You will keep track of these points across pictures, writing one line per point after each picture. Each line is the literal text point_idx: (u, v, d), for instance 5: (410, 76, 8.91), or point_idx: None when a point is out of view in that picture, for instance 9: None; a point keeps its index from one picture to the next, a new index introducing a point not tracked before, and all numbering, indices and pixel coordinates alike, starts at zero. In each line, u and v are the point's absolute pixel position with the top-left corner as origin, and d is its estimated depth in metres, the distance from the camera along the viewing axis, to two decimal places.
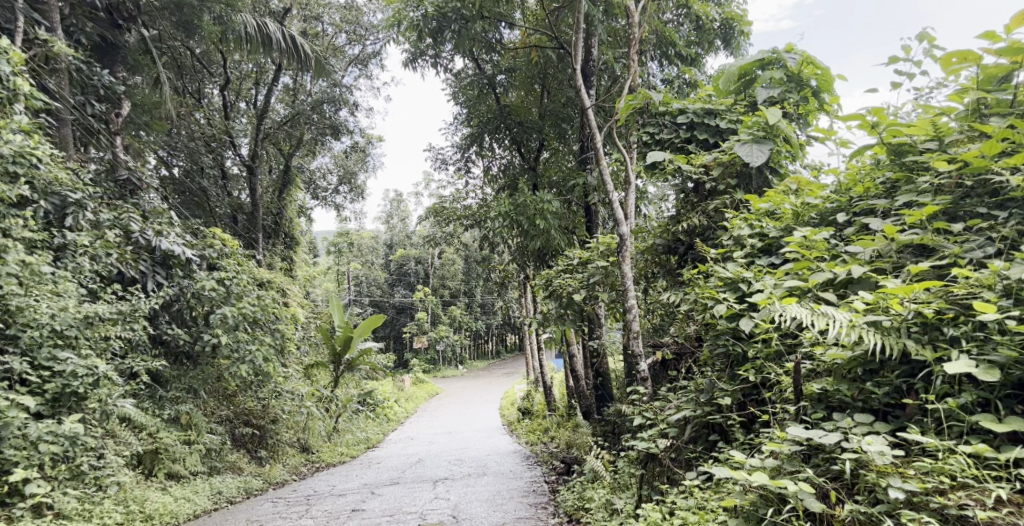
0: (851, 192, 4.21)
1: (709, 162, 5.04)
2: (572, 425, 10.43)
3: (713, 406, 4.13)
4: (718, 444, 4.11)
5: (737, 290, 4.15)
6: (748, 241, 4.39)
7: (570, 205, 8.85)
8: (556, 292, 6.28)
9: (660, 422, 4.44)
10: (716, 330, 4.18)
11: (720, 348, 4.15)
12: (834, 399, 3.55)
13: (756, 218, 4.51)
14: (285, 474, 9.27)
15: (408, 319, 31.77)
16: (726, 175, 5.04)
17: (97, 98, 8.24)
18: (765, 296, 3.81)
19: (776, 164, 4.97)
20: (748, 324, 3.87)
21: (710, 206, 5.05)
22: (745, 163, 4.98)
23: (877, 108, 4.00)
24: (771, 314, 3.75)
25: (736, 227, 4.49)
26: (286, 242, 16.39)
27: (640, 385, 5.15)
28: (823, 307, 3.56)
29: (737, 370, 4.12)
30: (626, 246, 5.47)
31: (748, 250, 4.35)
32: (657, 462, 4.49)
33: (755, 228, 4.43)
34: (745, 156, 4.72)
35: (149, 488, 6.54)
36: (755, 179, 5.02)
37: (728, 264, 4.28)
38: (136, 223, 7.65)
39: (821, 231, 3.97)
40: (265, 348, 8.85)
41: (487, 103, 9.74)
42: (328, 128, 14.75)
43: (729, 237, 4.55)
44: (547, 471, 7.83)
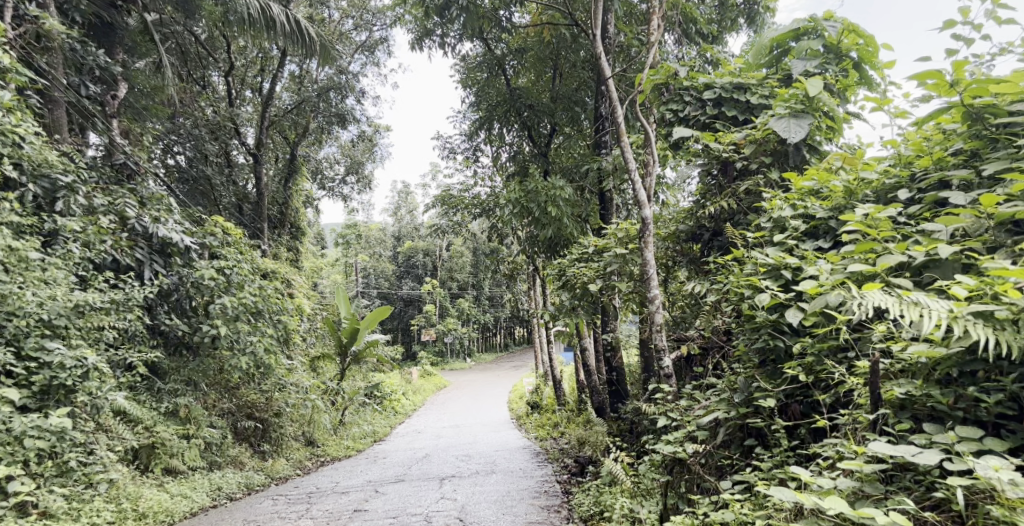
0: (914, 164, 3.73)
1: (740, 141, 4.71)
2: (583, 420, 10.15)
3: (750, 408, 3.80)
4: (756, 449, 3.77)
5: (780, 278, 3.74)
6: (792, 224, 3.98)
7: (583, 192, 8.50)
8: (570, 282, 5.93)
9: (689, 423, 4.10)
10: (755, 322, 3.80)
11: (759, 343, 3.76)
12: (924, 406, 3.10)
13: (799, 198, 4.09)
14: (288, 469, 9.00)
15: (415, 311, 31.53)
16: (759, 153, 4.69)
17: (93, 79, 7.92)
18: (815, 284, 3.45)
19: (815, 140, 4.58)
20: (796, 316, 3.51)
21: (740, 188, 4.71)
22: (781, 140, 4.60)
23: (959, 62, 3.41)
24: (824, 304, 3.39)
25: (776, 208, 4.10)
26: (292, 233, 16.10)
27: (663, 382, 4.79)
28: (914, 295, 3.11)
29: (777, 368, 3.76)
30: (648, 231, 5.09)
31: (789, 232, 3.95)
32: (683, 468, 4.15)
33: (799, 209, 4.02)
34: (782, 132, 4.37)
35: (145, 485, 6.23)
36: (792, 157, 4.59)
37: (767, 249, 3.90)
38: (132, 209, 7.33)
39: (887, 209, 3.50)
40: (267, 340, 8.58)
41: (497, 86, 9.37)
42: (334, 116, 14.47)
43: (768, 219, 4.19)
44: (559, 469, 7.51)
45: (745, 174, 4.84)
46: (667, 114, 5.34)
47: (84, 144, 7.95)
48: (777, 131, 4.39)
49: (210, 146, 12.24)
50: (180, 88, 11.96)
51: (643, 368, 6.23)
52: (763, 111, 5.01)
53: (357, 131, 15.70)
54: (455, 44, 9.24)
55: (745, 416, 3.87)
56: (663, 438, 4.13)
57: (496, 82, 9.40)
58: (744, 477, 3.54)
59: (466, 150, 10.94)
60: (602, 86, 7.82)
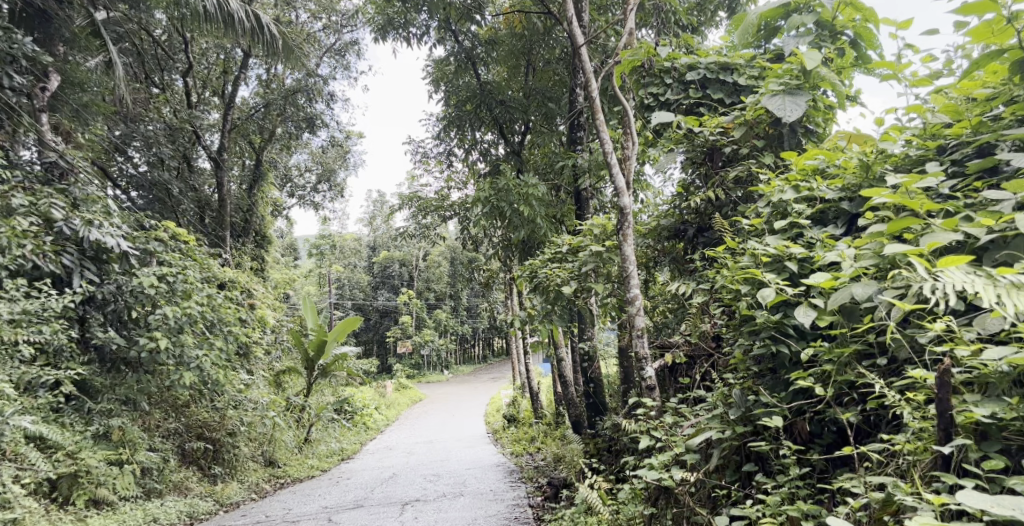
0: (944, 134, 3.24)
1: (727, 124, 4.24)
2: (561, 436, 9.59)
3: (748, 427, 3.28)
4: (756, 476, 3.24)
5: (785, 271, 3.25)
6: (794, 208, 3.48)
7: (559, 192, 7.97)
8: (542, 285, 5.37)
9: (678, 444, 3.55)
10: (754, 325, 3.28)
11: (760, 350, 3.24)
12: (1012, 429, 2.52)
13: (802, 178, 3.60)
14: (241, 494, 8.29)
15: (392, 323, 30.64)
16: (749, 137, 4.19)
17: (21, 70, 7.17)
18: (828, 277, 2.99)
19: (813, 120, 4.10)
20: (808, 314, 3.01)
21: (728, 174, 4.21)
22: (774, 120, 4.11)
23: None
24: (847, 297, 2.92)
25: (776, 191, 3.58)
26: (258, 241, 15.33)
27: (645, 396, 4.24)
28: (1012, 277, 2.59)
29: (780, 378, 3.25)
30: (628, 225, 4.55)
31: (790, 219, 3.44)
32: (670, 497, 3.61)
33: (802, 191, 3.52)
34: (776, 110, 3.87)
35: (59, 520, 5.64)
36: (787, 140, 4.13)
37: (767, 237, 3.40)
38: (59, 211, 6.60)
39: (926, 179, 2.98)
40: (216, 354, 7.89)
41: (467, 81, 8.80)
42: (303, 121, 13.61)
43: (766, 205, 3.66)
44: (532, 491, 6.90)
45: (735, 160, 4.34)
46: (646, 98, 4.86)
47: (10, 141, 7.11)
48: (770, 109, 3.89)
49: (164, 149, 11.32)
50: (133, 89, 11.25)
51: (622, 380, 5.69)
52: (752, 94, 4.53)
53: (327, 137, 15.00)
54: (422, 36, 8.65)
55: (742, 436, 3.34)
56: (646, 461, 3.58)
57: (466, 77, 8.85)
58: (747, 513, 3.00)
59: (439, 152, 10.37)
60: (577, 79, 7.26)
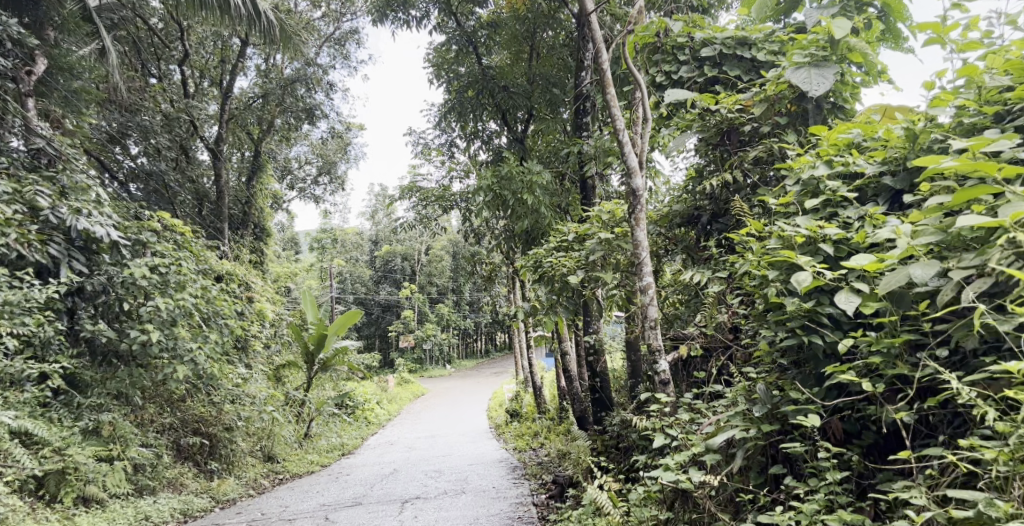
0: (1005, 99, 3.00)
1: (746, 101, 3.99)
2: (565, 432, 9.37)
3: (774, 425, 3.07)
4: (786, 479, 3.02)
5: (819, 253, 3.04)
6: (829, 186, 3.24)
7: (563, 181, 7.71)
8: (547, 274, 5.12)
9: (697, 443, 3.31)
10: (781, 314, 3.07)
11: (790, 340, 3.03)
12: None
13: (836, 152, 3.37)
14: (238, 490, 8.07)
15: (393, 317, 30.35)
16: (769, 115, 3.95)
17: (6, 53, 6.92)
18: (873, 259, 2.78)
19: (840, 96, 3.85)
20: (851, 301, 2.81)
21: (748, 154, 3.96)
22: (798, 96, 3.86)
23: None
24: (899, 280, 2.72)
25: (806, 167, 3.36)
26: (257, 234, 14.91)
27: (659, 391, 4.00)
28: None
29: (815, 373, 3.04)
30: (641, 208, 4.30)
31: (824, 196, 3.21)
32: (687, 501, 3.39)
33: (837, 166, 3.30)
34: (801, 84, 3.63)
35: (42, 520, 5.39)
36: (811, 116, 3.89)
37: (798, 216, 3.18)
38: (45, 199, 6.37)
39: (997, 143, 2.71)
40: (211, 347, 7.65)
41: (469, 66, 8.49)
42: (303, 112, 13.28)
43: (795, 182, 3.43)
44: (537, 489, 6.65)
45: (755, 140, 4.11)
46: (657, 76, 4.60)
47: None
48: (794, 83, 3.65)
49: (161, 139, 11.05)
50: (128, 77, 10.99)
51: (631, 374, 5.45)
52: (771, 70, 4.27)
53: (327, 128, 14.73)
54: (422, 20, 8.39)
55: (768, 435, 3.13)
56: (663, 461, 3.34)
57: (468, 61, 8.58)
58: (778, 520, 2.79)
59: (440, 142, 10.11)
60: (583, 62, 6.95)
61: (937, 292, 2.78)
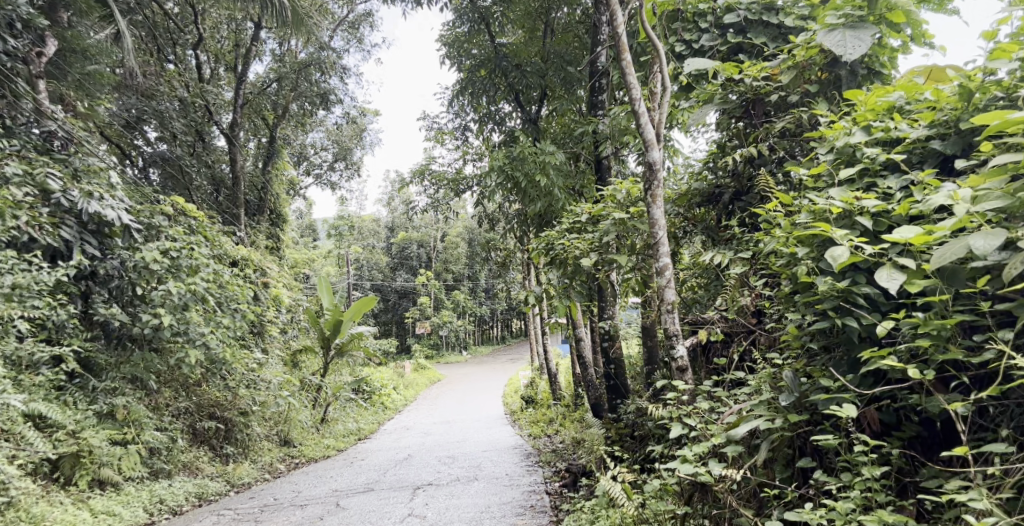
0: None
1: (773, 69, 3.85)
2: (581, 418, 9.26)
3: (803, 414, 2.94)
4: (816, 473, 2.90)
5: (857, 227, 2.90)
6: (866, 153, 3.10)
7: (578, 162, 7.53)
8: (559, 257, 4.96)
9: (718, 434, 3.18)
10: (809, 295, 2.95)
11: (823, 323, 2.88)
12: None
13: (874, 117, 3.22)
14: (253, 474, 8.05)
15: (410, 304, 30.32)
16: (799, 83, 3.77)
17: (15, 34, 6.85)
18: (918, 232, 2.63)
19: (877, 60, 3.66)
20: (893, 279, 2.66)
21: (775, 126, 3.79)
22: (831, 60, 3.68)
23: None
24: (953, 254, 2.54)
25: (842, 135, 3.22)
26: (273, 220, 14.77)
27: (676, 378, 3.86)
28: None
29: (852, 359, 2.88)
30: (658, 185, 4.14)
31: (861, 165, 3.07)
32: (706, 495, 3.26)
33: (876, 132, 3.15)
34: (834, 48, 3.48)
35: (55, 503, 5.36)
36: (845, 82, 3.72)
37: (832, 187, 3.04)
38: (56, 181, 6.31)
39: None
40: (223, 331, 7.59)
41: (482, 46, 8.30)
42: (316, 97, 13.14)
43: (829, 152, 3.29)
44: (551, 476, 6.54)
45: (783, 110, 3.93)
46: (677, 46, 4.44)
47: (8, 110, 6.75)
48: (827, 46, 3.50)
49: (177, 124, 11.01)
50: (142, 60, 10.93)
51: (646, 361, 5.29)
52: (800, 36, 4.07)
53: (342, 113, 14.63)
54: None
55: (795, 426, 3.00)
56: (680, 452, 3.21)
57: (481, 40, 8.38)
58: (807, 519, 2.67)
59: (453, 125, 9.95)
60: (599, 38, 6.70)
61: (997, 267, 2.57)
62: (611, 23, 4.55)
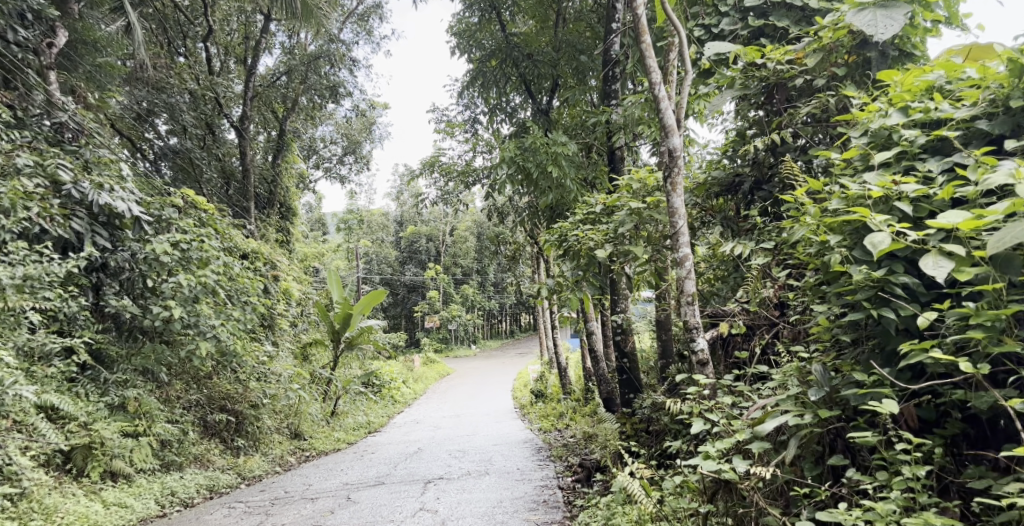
0: None
1: (798, 53, 3.73)
2: (592, 412, 9.20)
3: (833, 409, 2.89)
4: (848, 472, 2.83)
5: (896, 212, 2.82)
6: (905, 136, 2.97)
7: (591, 153, 7.44)
8: (573, 249, 4.89)
9: (742, 430, 3.12)
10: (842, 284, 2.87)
11: (859, 314, 2.81)
12: None
13: (912, 98, 3.07)
14: (264, 466, 8.03)
15: (419, 297, 30.31)
16: (825, 66, 3.69)
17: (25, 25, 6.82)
18: (968, 218, 2.55)
19: (909, 40, 3.58)
20: (940, 267, 2.60)
21: (799, 112, 3.74)
22: (860, 40, 3.58)
23: None
24: (1007, 241, 2.46)
25: (877, 117, 3.10)
26: (283, 213, 14.75)
27: (696, 372, 3.80)
28: None
29: (892, 352, 2.81)
30: (678, 172, 4.07)
31: (900, 148, 2.95)
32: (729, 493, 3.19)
33: (915, 113, 3.00)
34: (865, 28, 3.33)
35: (67, 495, 5.35)
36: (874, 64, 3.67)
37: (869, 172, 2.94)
38: (66, 173, 6.29)
39: None
40: (233, 324, 7.56)
41: (492, 35, 8.22)
42: (326, 90, 13.08)
43: (862, 135, 3.17)
44: (563, 471, 6.48)
45: (807, 95, 3.87)
46: (697, 30, 4.40)
47: (19, 101, 6.73)
48: (857, 27, 3.35)
49: (187, 117, 10.99)
50: (153, 53, 10.90)
51: (660, 355, 5.21)
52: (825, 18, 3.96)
53: (351, 107, 14.57)
54: None
55: (825, 422, 2.94)
56: (703, 448, 3.15)
57: (492, 30, 8.27)
58: (842, 520, 2.61)
59: (463, 116, 9.86)
60: (613, 27, 6.60)
61: None
62: (629, 8, 4.49)
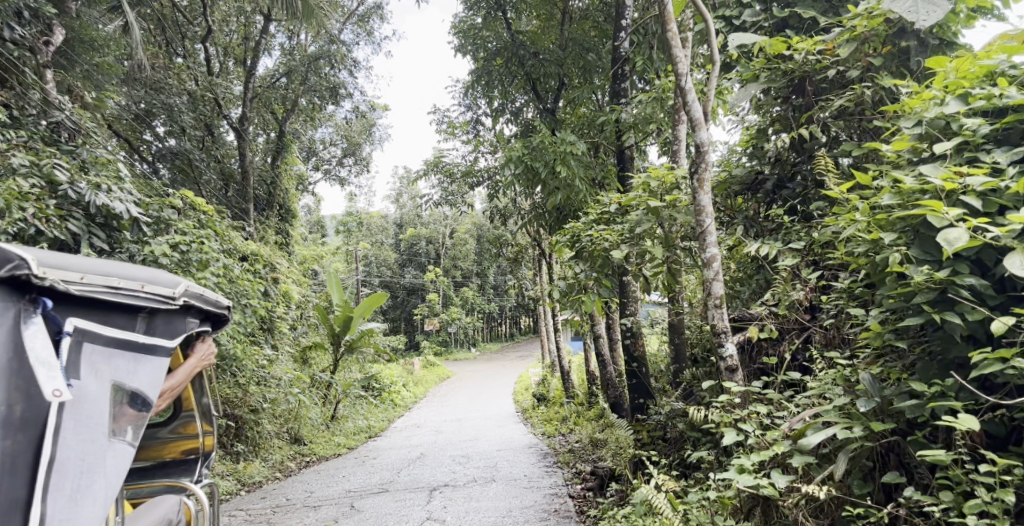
0: None
1: (828, 43, 3.75)
2: (597, 416, 9.04)
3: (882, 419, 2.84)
4: (908, 490, 2.69)
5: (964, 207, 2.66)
6: (965, 125, 2.79)
7: (599, 153, 7.30)
8: (586, 250, 4.74)
9: (781, 442, 3.02)
10: (901, 290, 2.76)
11: (916, 317, 2.70)
12: None
13: (970, 85, 2.89)
14: (264, 472, 7.86)
15: (419, 300, 30.09)
16: (859, 56, 3.68)
17: (21, 22, 6.64)
18: None
19: (948, 29, 3.52)
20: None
21: (832, 104, 3.75)
22: (894, 29, 3.58)
23: None
24: None
25: (932, 106, 2.93)
26: (282, 215, 14.55)
27: (726, 378, 3.71)
28: None
29: (950, 364, 2.72)
30: (706, 168, 3.95)
31: (961, 138, 2.77)
32: (769, 507, 3.07)
33: (975, 100, 2.82)
34: (905, 13, 3.31)
35: None
36: (911, 56, 3.64)
37: (928, 165, 2.77)
38: (63, 172, 6.09)
39: None
40: (233, 327, 7.39)
41: (497, 33, 8.05)
42: (326, 91, 12.91)
43: (913, 125, 3.00)
44: (572, 478, 6.33)
45: (838, 87, 3.87)
46: (719, 23, 4.45)
47: (15, 100, 6.55)
48: (897, 12, 3.33)
49: (186, 118, 10.80)
50: (151, 54, 10.71)
51: (673, 359, 5.07)
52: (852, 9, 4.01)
53: (351, 108, 14.40)
54: None
55: (872, 434, 2.84)
56: (737, 461, 3.07)
57: (496, 29, 8.09)
58: None
59: (465, 116, 9.70)
60: (622, 23, 6.45)
61: None
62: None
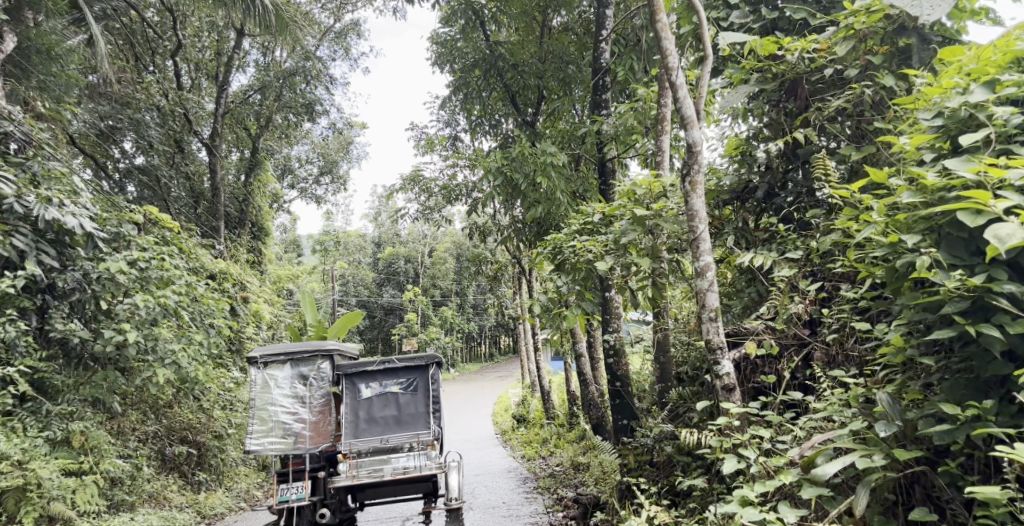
0: None
1: (824, 42, 3.62)
2: (580, 439, 8.73)
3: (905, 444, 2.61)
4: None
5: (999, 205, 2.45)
6: (995, 115, 2.59)
7: (580, 165, 7.06)
8: (569, 262, 4.47)
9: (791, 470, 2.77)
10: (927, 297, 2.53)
11: (947, 327, 2.48)
12: None
13: (997, 72, 2.69)
14: (228, 503, 7.40)
15: (396, 320, 29.49)
16: (856, 55, 3.56)
17: None
18: None
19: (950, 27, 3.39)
20: None
21: (831, 104, 3.60)
22: (894, 25, 3.46)
23: None
24: None
25: (955, 95, 2.72)
26: (254, 232, 14.07)
27: (724, 398, 3.46)
28: None
29: (983, 380, 2.50)
30: (698, 171, 3.75)
31: (991, 130, 2.56)
32: None
33: (1004, 88, 2.62)
34: (909, 8, 3.25)
35: None
36: (911, 55, 3.49)
37: (954, 159, 2.55)
38: (10, 186, 5.59)
39: None
40: (195, 349, 6.95)
41: (475, 43, 7.76)
42: (301, 107, 12.58)
43: (932, 118, 2.79)
44: (553, 505, 6.01)
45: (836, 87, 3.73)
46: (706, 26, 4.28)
47: None
48: (901, 7, 3.28)
49: (154, 132, 10.38)
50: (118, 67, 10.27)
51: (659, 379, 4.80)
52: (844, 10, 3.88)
53: (327, 125, 14.07)
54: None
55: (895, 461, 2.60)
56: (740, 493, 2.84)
57: (474, 38, 7.83)
58: None
59: (443, 131, 9.43)
60: (602, 31, 6.23)
61: None
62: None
